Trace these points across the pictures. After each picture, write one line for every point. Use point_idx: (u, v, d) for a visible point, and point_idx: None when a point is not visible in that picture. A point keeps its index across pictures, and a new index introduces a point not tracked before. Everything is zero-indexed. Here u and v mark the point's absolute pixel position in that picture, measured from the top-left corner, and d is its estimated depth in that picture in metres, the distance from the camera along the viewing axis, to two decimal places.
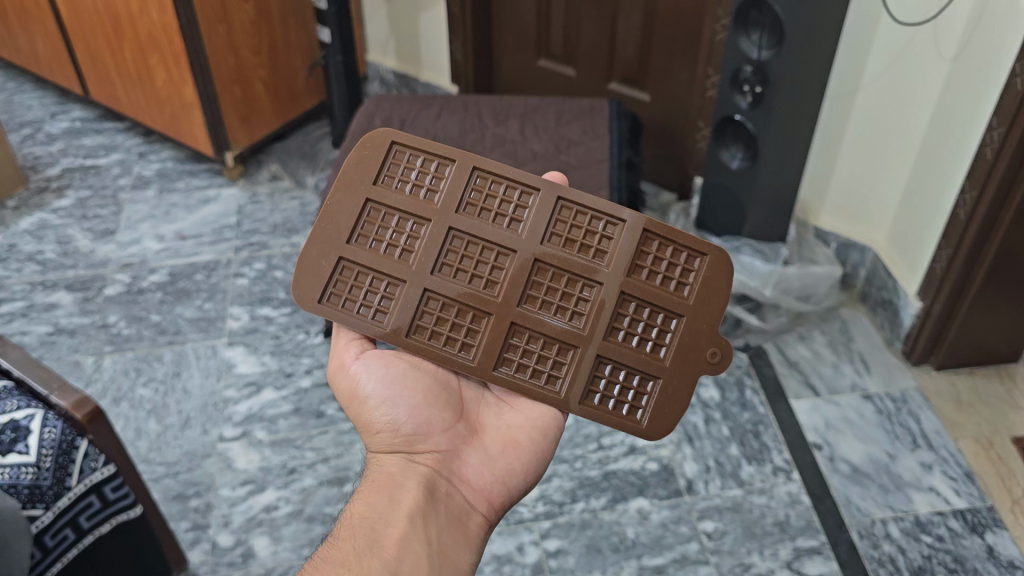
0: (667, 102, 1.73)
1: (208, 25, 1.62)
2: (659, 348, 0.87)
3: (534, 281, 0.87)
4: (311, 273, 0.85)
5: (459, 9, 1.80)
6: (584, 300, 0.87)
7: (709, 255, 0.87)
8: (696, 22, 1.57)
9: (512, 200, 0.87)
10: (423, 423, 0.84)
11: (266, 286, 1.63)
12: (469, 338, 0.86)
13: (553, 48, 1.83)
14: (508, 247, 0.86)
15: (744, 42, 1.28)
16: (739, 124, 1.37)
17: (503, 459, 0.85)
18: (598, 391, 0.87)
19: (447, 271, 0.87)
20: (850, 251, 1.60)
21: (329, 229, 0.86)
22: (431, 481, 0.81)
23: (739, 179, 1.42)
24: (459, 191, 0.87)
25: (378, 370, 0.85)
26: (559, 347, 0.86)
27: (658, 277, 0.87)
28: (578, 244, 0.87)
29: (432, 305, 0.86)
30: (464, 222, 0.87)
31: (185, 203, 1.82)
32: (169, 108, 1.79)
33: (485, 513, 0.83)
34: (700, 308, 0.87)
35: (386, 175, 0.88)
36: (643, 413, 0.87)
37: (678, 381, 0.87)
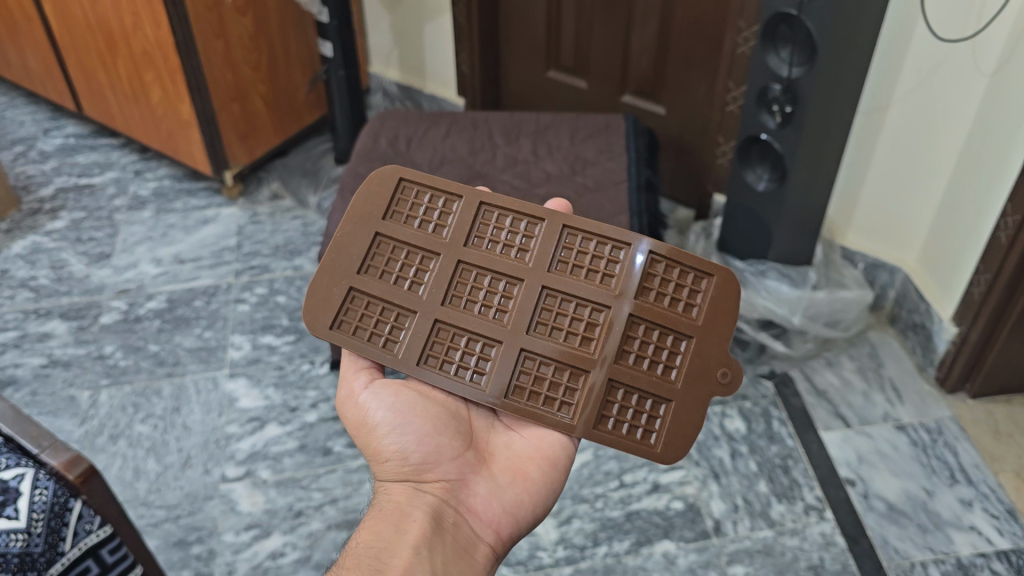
0: (683, 116, 1.66)
1: (205, 37, 1.55)
2: (670, 372, 0.83)
3: (543, 308, 0.84)
4: (320, 304, 0.85)
5: (465, 18, 1.73)
6: (595, 326, 0.83)
7: (716, 275, 0.84)
8: (715, 32, 1.51)
9: (519, 231, 0.86)
10: (431, 452, 0.81)
11: (268, 313, 1.57)
12: (479, 366, 0.83)
13: (563, 59, 1.76)
14: (516, 275, 0.85)
15: (773, 60, 1.21)
16: (766, 143, 1.29)
17: (513, 489, 0.81)
18: (612, 416, 0.82)
19: (457, 302, 0.85)
20: (879, 271, 1.52)
21: (340, 262, 0.86)
22: (437, 510, 0.78)
23: (766, 201, 1.34)
24: (466, 223, 0.87)
25: (387, 398, 0.83)
26: (569, 373, 0.82)
27: (667, 300, 0.83)
28: (586, 270, 0.84)
29: (443, 335, 0.84)
30: (473, 254, 0.86)
31: (183, 224, 1.75)
32: (165, 125, 1.72)
33: (494, 543, 0.79)
34: (709, 330, 0.83)
35: (394, 210, 0.89)
36: (657, 436, 0.82)
37: (692, 404, 0.82)
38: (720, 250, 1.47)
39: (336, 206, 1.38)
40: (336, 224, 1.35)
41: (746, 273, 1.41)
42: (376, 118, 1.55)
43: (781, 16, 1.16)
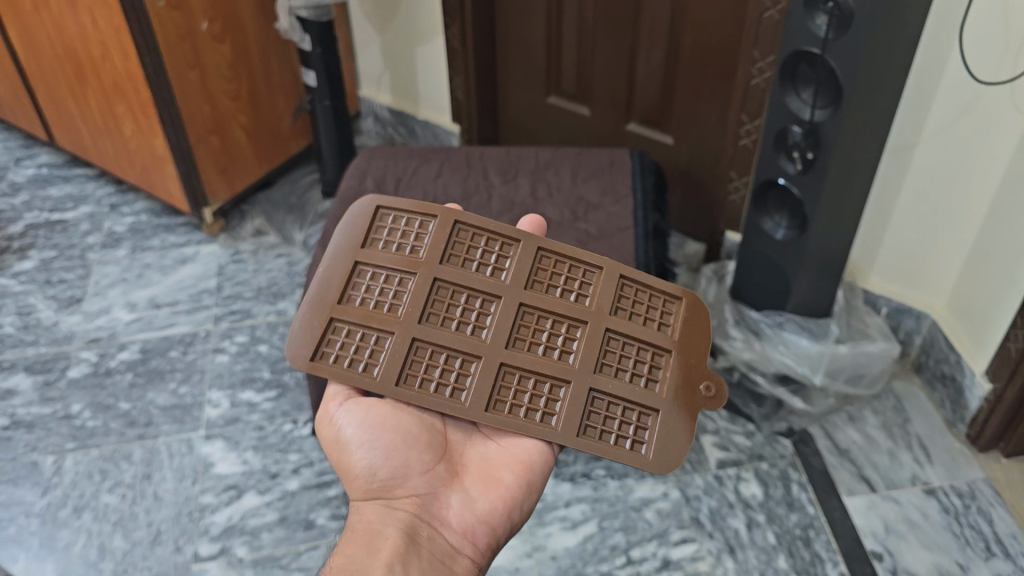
0: (693, 147, 1.55)
1: (178, 67, 1.44)
2: (653, 385, 0.83)
3: (521, 324, 0.83)
4: (296, 333, 0.80)
5: (459, 41, 1.62)
6: (573, 342, 0.83)
7: (684, 298, 0.88)
8: (729, 61, 1.40)
9: (493, 250, 0.86)
10: (401, 467, 0.77)
11: (249, 364, 1.46)
12: (462, 384, 0.80)
13: (564, 84, 1.65)
14: (494, 292, 0.84)
15: (793, 101, 1.10)
16: (784, 189, 1.18)
17: (487, 498, 0.78)
18: (597, 427, 0.80)
19: (435, 319, 0.82)
20: (904, 316, 1.41)
21: (316, 292, 0.82)
22: (410, 526, 0.74)
23: (784, 250, 1.22)
24: (442, 242, 0.85)
25: (357, 414, 0.79)
26: (553, 387, 0.81)
27: (641, 318, 0.86)
28: (560, 288, 0.85)
29: (422, 353, 0.80)
30: (451, 272, 0.84)
31: (160, 264, 1.64)
32: (139, 161, 1.60)
33: (473, 555, 0.75)
34: (685, 345, 0.85)
35: (370, 237, 0.86)
36: (647, 446, 0.80)
37: (678, 416, 0.81)
38: (734, 298, 1.36)
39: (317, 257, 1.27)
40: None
41: (762, 325, 1.31)
42: (362, 155, 1.44)
43: (800, 53, 1.05)
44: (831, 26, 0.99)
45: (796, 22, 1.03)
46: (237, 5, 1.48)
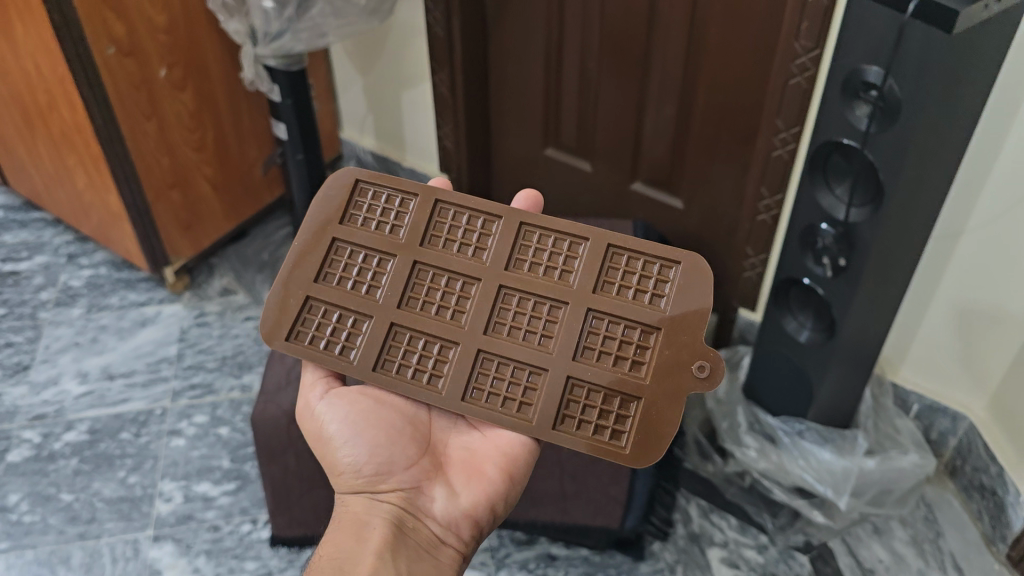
0: (705, 212, 1.39)
1: (132, 121, 1.30)
2: (639, 367, 0.79)
3: (501, 308, 0.83)
4: (276, 314, 0.84)
5: (448, 88, 1.47)
6: (553, 324, 0.82)
7: (680, 262, 0.81)
8: (747, 125, 1.24)
9: (475, 228, 0.85)
10: (385, 462, 0.80)
11: (208, 450, 1.32)
12: (438, 369, 0.81)
13: (564, 137, 1.50)
14: (473, 275, 0.84)
15: (825, 198, 0.94)
16: (809, 288, 1.02)
17: (470, 491, 0.80)
18: (575, 416, 0.79)
19: (414, 304, 0.84)
20: (938, 415, 1.25)
21: (297, 268, 0.86)
22: (396, 518, 0.78)
23: (809, 355, 1.07)
24: (423, 224, 0.86)
25: (340, 409, 0.82)
26: (528, 372, 0.80)
27: (631, 292, 0.81)
28: (543, 267, 0.83)
29: (399, 338, 0.83)
30: (430, 254, 0.85)
31: (117, 326, 1.50)
32: (96, 216, 1.47)
33: (457, 545, 0.79)
34: (678, 319, 0.79)
35: (351, 213, 0.88)
36: (627, 437, 0.78)
37: (662, 399, 0.78)
38: (748, 397, 1.20)
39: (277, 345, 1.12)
40: (274, 378, 1.08)
41: (779, 432, 1.15)
42: None
43: (833, 144, 0.90)
44: (873, 119, 0.83)
45: (831, 110, 0.88)
46: (201, 49, 1.34)
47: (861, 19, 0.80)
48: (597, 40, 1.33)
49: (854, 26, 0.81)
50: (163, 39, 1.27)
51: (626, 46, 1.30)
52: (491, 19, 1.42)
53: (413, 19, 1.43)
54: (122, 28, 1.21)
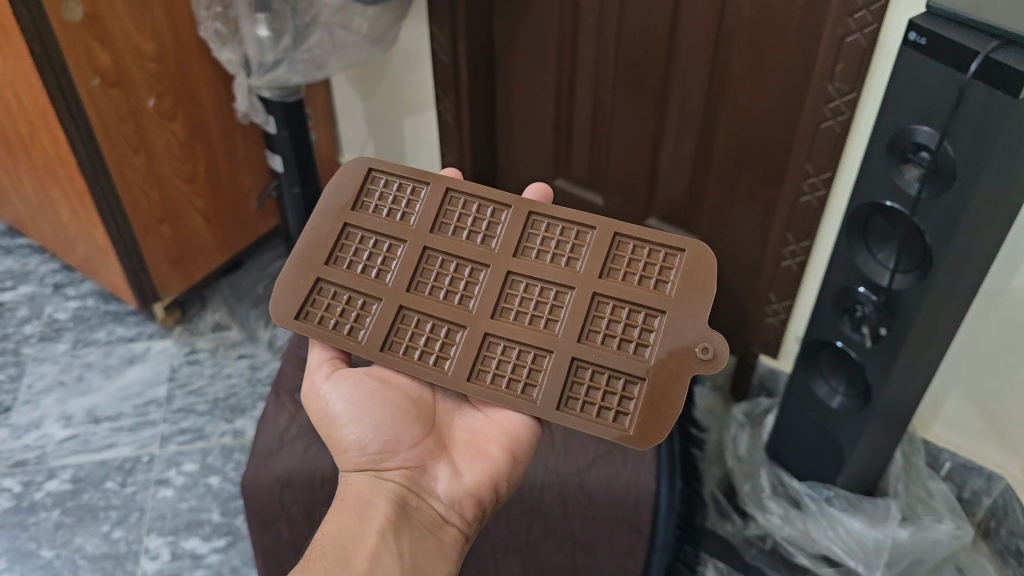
0: (724, 250, 1.31)
1: (119, 154, 1.22)
2: (643, 350, 0.77)
3: (507, 292, 0.81)
4: (285, 294, 0.82)
5: (453, 117, 1.40)
6: (560, 308, 0.80)
7: (686, 250, 0.80)
8: (773, 165, 1.16)
9: (484, 216, 0.84)
10: (389, 440, 0.79)
11: (197, 501, 1.25)
12: (444, 351, 0.79)
13: (576, 168, 1.42)
14: (481, 260, 0.82)
15: (865, 261, 0.87)
16: (842, 352, 0.95)
17: (473, 471, 0.79)
18: (580, 398, 0.76)
19: (423, 288, 0.82)
20: (970, 474, 1.17)
21: (308, 250, 0.84)
22: (400, 496, 0.76)
23: (842, 421, 0.99)
24: (433, 211, 0.85)
25: (345, 388, 0.80)
26: (534, 355, 0.78)
27: (636, 277, 0.80)
28: (550, 252, 0.82)
29: (408, 321, 0.81)
30: (439, 240, 0.84)
31: (104, 364, 1.43)
32: (81, 248, 1.39)
33: (459, 524, 0.78)
34: (682, 304, 0.77)
35: (363, 200, 0.87)
36: (630, 419, 0.74)
37: (666, 380, 0.75)
38: (771, 458, 1.14)
39: (269, 404, 1.04)
40: (265, 442, 1.01)
41: (805, 496, 1.09)
42: None
43: (876, 205, 0.83)
44: (925, 183, 0.76)
45: (876, 169, 0.81)
46: (191, 76, 1.26)
47: (916, 75, 0.73)
48: (612, 70, 1.25)
49: (906, 82, 0.74)
50: (150, 67, 1.20)
51: (643, 78, 1.22)
52: (499, 45, 1.35)
53: (417, 44, 1.36)
54: (107, 57, 1.14)
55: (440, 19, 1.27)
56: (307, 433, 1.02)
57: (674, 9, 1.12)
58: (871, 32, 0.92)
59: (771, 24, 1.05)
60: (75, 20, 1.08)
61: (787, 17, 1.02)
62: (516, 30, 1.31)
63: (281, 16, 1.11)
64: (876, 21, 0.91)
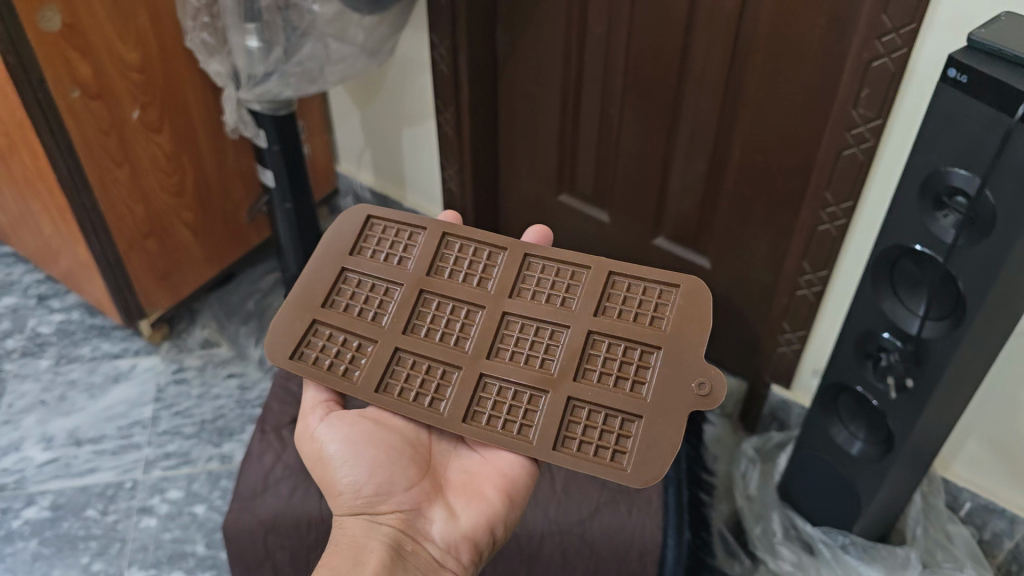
0: (735, 274, 1.25)
1: (101, 168, 1.16)
2: (640, 388, 0.72)
3: (504, 333, 0.77)
4: (279, 337, 0.77)
5: (454, 129, 1.34)
6: (556, 347, 0.75)
7: (681, 286, 0.76)
8: (789, 190, 1.10)
9: (481, 259, 0.81)
10: (384, 483, 0.74)
11: (181, 532, 1.19)
12: (438, 391, 0.74)
13: (581, 185, 1.36)
14: (476, 300, 0.78)
15: (893, 307, 0.81)
16: (863, 398, 0.89)
17: (469, 514, 0.74)
18: (577, 437, 0.70)
19: (419, 329, 0.78)
20: (992, 516, 1.11)
21: (304, 293, 0.80)
22: (395, 540, 0.71)
23: (862, 469, 0.93)
24: (430, 254, 0.82)
25: (340, 430, 0.75)
26: (529, 395, 0.73)
27: (632, 316, 0.76)
28: (546, 292, 0.78)
29: (402, 361, 0.76)
30: (435, 282, 0.80)
31: (87, 382, 1.38)
32: (64, 262, 1.33)
33: (456, 570, 0.72)
34: (679, 340, 0.73)
35: (361, 245, 0.84)
36: (628, 458, 0.68)
37: (665, 419, 0.70)
38: (783, 499, 1.09)
39: (253, 442, 1.00)
40: (248, 484, 0.96)
41: (818, 542, 1.03)
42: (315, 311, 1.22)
43: (904, 248, 0.77)
44: (961, 231, 0.70)
45: (906, 211, 0.75)
46: (178, 87, 1.20)
47: (955, 114, 0.67)
48: (620, 86, 1.19)
49: (943, 120, 0.68)
50: (135, 78, 1.14)
51: (653, 95, 1.16)
52: (503, 57, 1.29)
53: (416, 54, 1.30)
54: (88, 68, 1.07)
55: (440, 28, 1.21)
56: (293, 475, 0.97)
57: (687, 24, 1.06)
58: (900, 58, 0.85)
59: (790, 44, 0.98)
60: (53, 29, 1.02)
61: (807, 36, 0.96)
62: (520, 40, 1.24)
63: (272, 27, 1.05)
64: (905, 46, 0.84)
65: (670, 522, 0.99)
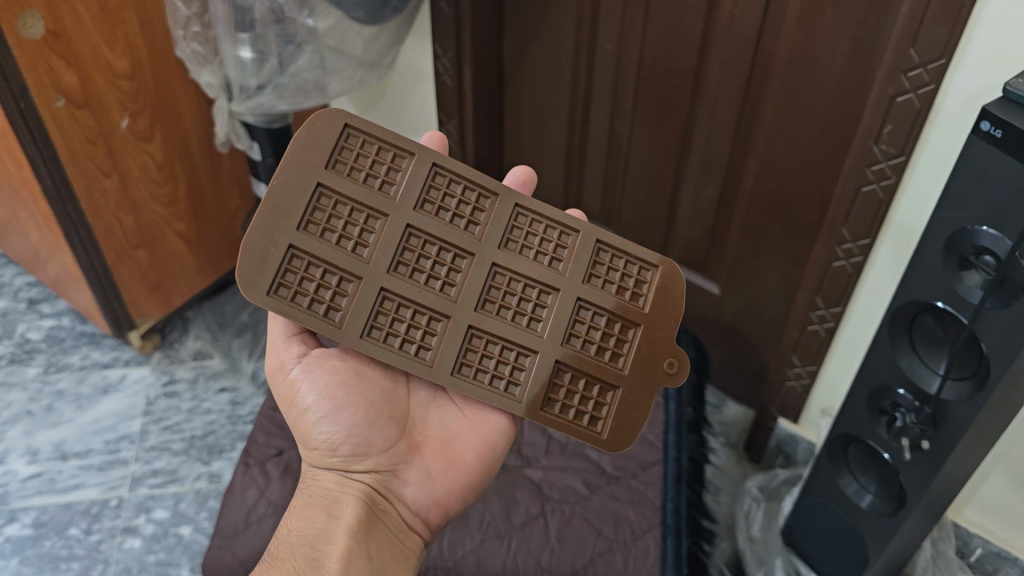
0: (744, 301, 1.20)
1: (87, 177, 1.12)
2: (617, 359, 0.71)
3: (491, 287, 0.70)
4: (248, 265, 0.65)
5: (457, 142, 1.29)
6: (543, 308, 0.71)
7: (661, 266, 0.73)
8: (804, 220, 1.04)
9: (469, 200, 0.71)
10: (362, 444, 0.69)
11: (166, 554, 1.15)
12: (425, 342, 0.68)
13: (589, 204, 1.31)
14: (466, 248, 0.70)
15: (908, 360, 0.76)
16: (877, 454, 0.85)
17: (444, 477, 0.71)
18: (559, 400, 0.70)
19: (404, 270, 0.69)
20: (1004, 563, 1.07)
21: (275, 209, 0.66)
22: (367, 497, 0.68)
23: (875, 525, 0.87)
24: (417, 186, 0.70)
25: (320, 380, 0.69)
26: (516, 353, 0.70)
27: (614, 288, 0.72)
28: (534, 250, 0.71)
29: (388, 306, 0.68)
30: (424, 219, 0.69)
31: (75, 393, 1.34)
32: (53, 270, 1.30)
33: (422, 532, 0.71)
34: (657, 320, 0.72)
35: (337, 159, 0.68)
36: (603, 423, 0.71)
37: (639, 391, 0.71)
38: (786, 544, 1.05)
39: (237, 477, 1.03)
40: (231, 522, 0.98)
41: None
42: None
43: (924, 304, 0.72)
44: (989, 294, 0.65)
45: (928, 268, 0.70)
46: (170, 94, 1.16)
47: (988, 171, 0.62)
48: (631, 101, 1.13)
49: (975, 175, 0.63)
50: (124, 86, 1.09)
51: (664, 113, 1.10)
52: (508, 69, 1.24)
53: (418, 65, 1.25)
54: (73, 77, 1.03)
55: (444, 39, 1.16)
56: (277, 512, 0.98)
57: (701, 45, 1.01)
58: (927, 94, 0.80)
59: (809, 70, 0.93)
60: (36, 37, 0.97)
61: (827, 64, 0.91)
62: (527, 55, 1.20)
63: (266, 39, 1.00)
64: (934, 82, 0.78)
65: (667, 574, 0.95)
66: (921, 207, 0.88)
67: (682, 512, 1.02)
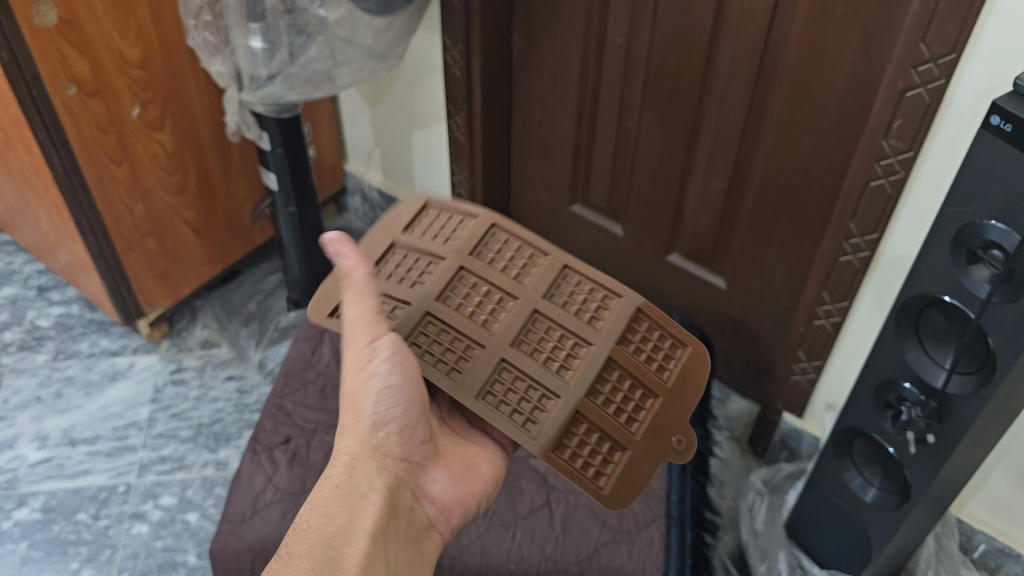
0: (750, 296, 1.20)
1: (98, 165, 1.12)
2: (633, 423, 0.72)
3: (528, 330, 0.73)
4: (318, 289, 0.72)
5: (465, 134, 1.29)
6: (574, 358, 0.72)
7: (689, 348, 0.76)
8: (811, 215, 1.05)
9: (524, 258, 0.76)
10: (409, 425, 0.70)
11: (173, 540, 1.16)
12: (457, 365, 0.71)
13: (594, 197, 1.31)
14: (513, 291, 0.74)
15: (914, 355, 0.77)
16: (883, 448, 0.85)
17: (464, 480, 0.75)
18: (572, 447, 0.70)
19: (450, 301, 0.73)
20: (1007, 559, 1.07)
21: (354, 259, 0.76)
22: (390, 496, 0.67)
23: (879, 519, 0.88)
24: (476, 239, 0.76)
25: (396, 362, 0.68)
26: (540, 395, 0.71)
27: (642, 357, 0.74)
28: (578, 306, 0.74)
29: (427, 330, 0.72)
30: (477, 265, 0.75)
31: (84, 380, 1.35)
32: (62, 258, 1.31)
33: (445, 530, 0.72)
34: (675, 395, 0.73)
35: (417, 224, 0.79)
36: (607, 480, 0.71)
37: (646, 459, 0.72)
38: (790, 537, 1.06)
39: (245, 463, 1.03)
40: (238, 508, 0.99)
41: None
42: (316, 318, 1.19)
43: (932, 299, 0.72)
44: (997, 289, 0.65)
45: (934, 262, 0.70)
46: (181, 83, 1.17)
47: (999, 164, 0.62)
48: (640, 94, 1.13)
49: (983, 169, 0.63)
50: (135, 74, 1.10)
51: (672, 107, 1.10)
52: (517, 61, 1.24)
53: (428, 56, 1.26)
54: (86, 65, 1.04)
55: (454, 30, 1.16)
56: (283, 498, 0.99)
57: (711, 37, 1.01)
58: (937, 89, 0.80)
59: (818, 64, 0.93)
60: (48, 25, 0.98)
61: (837, 58, 0.91)
62: (535, 47, 1.20)
63: (276, 29, 1.01)
64: (944, 77, 0.79)
65: (673, 567, 0.96)
66: (920, 228, 0.90)
67: (686, 504, 1.02)
